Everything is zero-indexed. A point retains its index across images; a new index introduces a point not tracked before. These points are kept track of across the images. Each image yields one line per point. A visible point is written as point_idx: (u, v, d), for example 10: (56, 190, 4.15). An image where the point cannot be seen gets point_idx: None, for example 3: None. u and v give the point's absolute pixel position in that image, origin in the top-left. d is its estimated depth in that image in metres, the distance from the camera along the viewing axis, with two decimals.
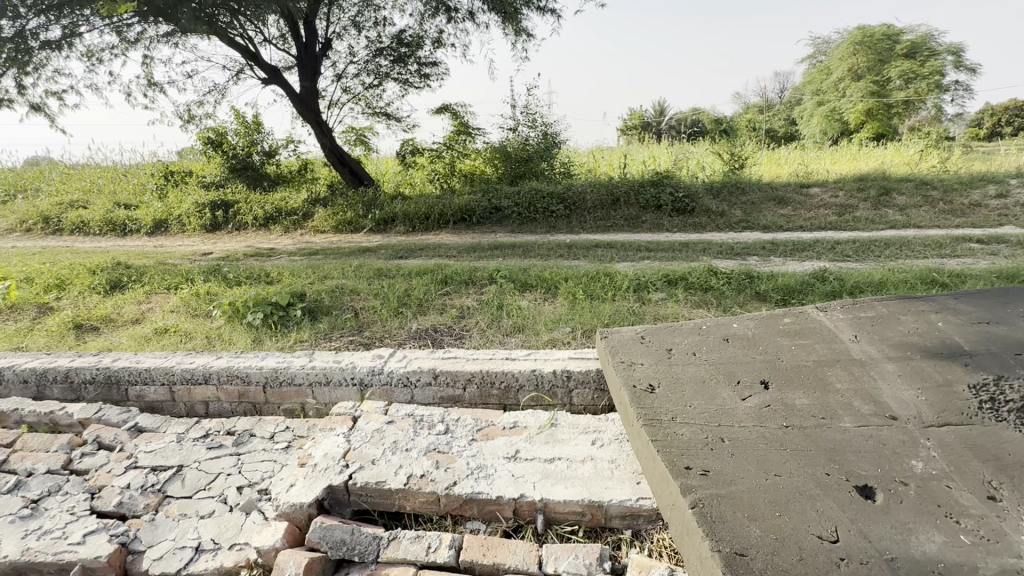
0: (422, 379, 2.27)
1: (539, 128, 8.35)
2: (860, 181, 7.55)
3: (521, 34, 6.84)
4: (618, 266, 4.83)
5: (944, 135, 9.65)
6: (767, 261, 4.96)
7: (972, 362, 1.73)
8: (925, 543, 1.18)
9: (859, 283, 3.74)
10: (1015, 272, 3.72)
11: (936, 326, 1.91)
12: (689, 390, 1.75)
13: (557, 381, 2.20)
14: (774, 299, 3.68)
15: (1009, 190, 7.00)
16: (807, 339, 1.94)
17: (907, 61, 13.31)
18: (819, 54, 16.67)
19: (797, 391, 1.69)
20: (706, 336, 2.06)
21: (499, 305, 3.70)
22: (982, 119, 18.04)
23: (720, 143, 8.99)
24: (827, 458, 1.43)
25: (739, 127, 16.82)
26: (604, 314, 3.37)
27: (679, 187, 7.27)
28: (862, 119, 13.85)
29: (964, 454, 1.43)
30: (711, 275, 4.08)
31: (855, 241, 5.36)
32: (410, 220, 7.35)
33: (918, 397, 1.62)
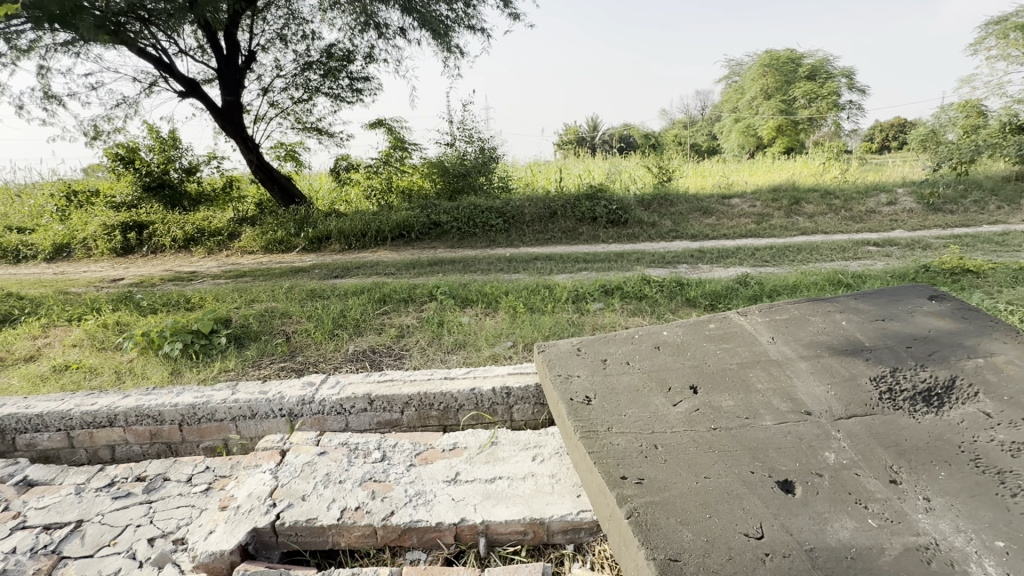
0: (357, 405, 2.18)
1: (476, 143, 8.39)
2: (773, 192, 8.18)
3: (454, 51, 6.90)
4: (557, 277, 4.92)
5: (843, 149, 10.68)
6: (695, 268, 5.24)
7: (872, 356, 1.89)
8: (840, 530, 1.26)
9: (776, 286, 4.03)
10: (906, 271, 4.14)
11: (841, 325, 2.08)
12: (623, 399, 1.79)
13: (497, 398, 2.18)
14: (703, 305, 3.88)
15: (897, 198, 7.84)
16: (730, 343, 2.04)
17: (808, 83, 14.69)
18: (734, 75, 18.06)
19: (722, 393, 1.78)
20: (639, 345, 2.12)
21: (439, 322, 3.64)
22: (874, 134, 20.19)
23: (649, 157, 9.46)
24: (751, 456, 1.51)
25: (666, 142, 17.80)
26: (544, 327, 3.40)
27: (612, 199, 7.54)
28: (774, 134, 15.08)
29: (870, 442, 1.56)
30: (645, 284, 4.24)
31: (772, 248, 5.78)
32: (345, 237, 7.12)
33: (828, 392, 1.75)
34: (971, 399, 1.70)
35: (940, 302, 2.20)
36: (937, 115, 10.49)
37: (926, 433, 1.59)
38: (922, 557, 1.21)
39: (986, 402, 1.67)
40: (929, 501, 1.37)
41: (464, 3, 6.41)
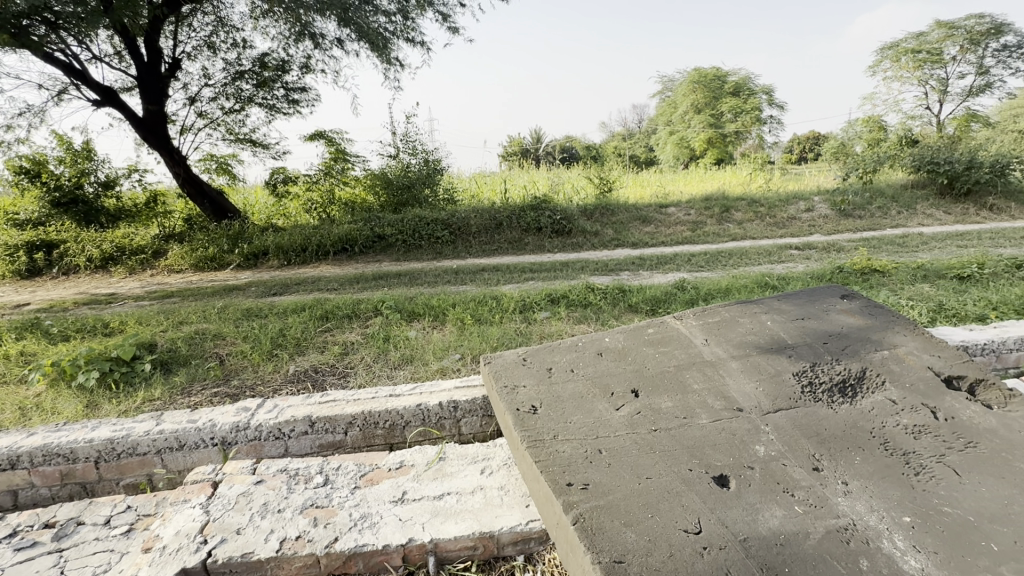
0: (296, 429, 2.09)
1: (420, 155, 8.30)
2: (706, 200, 8.66)
3: (393, 63, 6.85)
4: (504, 288, 4.95)
5: (766, 160, 11.49)
6: (637, 275, 5.43)
7: (794, 353, 2.03)
8: (770, 519, 1.35)
9: (711, 290, 4.25)
10: (823, 272, 4.50)
11: (767, 325, 2.23)
12: (569, 406, 1.82)
13: (444, 413, 2.16)
14: (645, 310, 4.03)
15: (814, 205, 8.52)
16: (668, 347, 2.13)
17: (733, 99, 15.73)
18: (667, 91, 19.05)
19: (661, 396, 1.85)
20: (583, 352, 2.17)
21: (385, 337, 3.56)
22: (793, 146, 21.89)
23: (590, 168, 9.76)
24: (689, 454, 1.58)
25: (606, 154, 18.44)
26: (492, 338, 3.41)
27: (556, 210, 7.71)
28: (705, 146, 15.99)
29: (795, 433, 1.68)
30: (589, 292, 4.35)
31: (706, 254, 6.11)
32: (284, 252, 6.82)
33: (757, 388, 1.87)
34: (879, 389, 1.87)
35: (850, 300, 2.41)
36: (844, 129, 11.54)
37: (843, 422, 1.73)
38: (842, 538, 1.31)
39: (891, 391, 1.86)
40: (847, 484, 1.49)
41: (402, 16, 6.41)
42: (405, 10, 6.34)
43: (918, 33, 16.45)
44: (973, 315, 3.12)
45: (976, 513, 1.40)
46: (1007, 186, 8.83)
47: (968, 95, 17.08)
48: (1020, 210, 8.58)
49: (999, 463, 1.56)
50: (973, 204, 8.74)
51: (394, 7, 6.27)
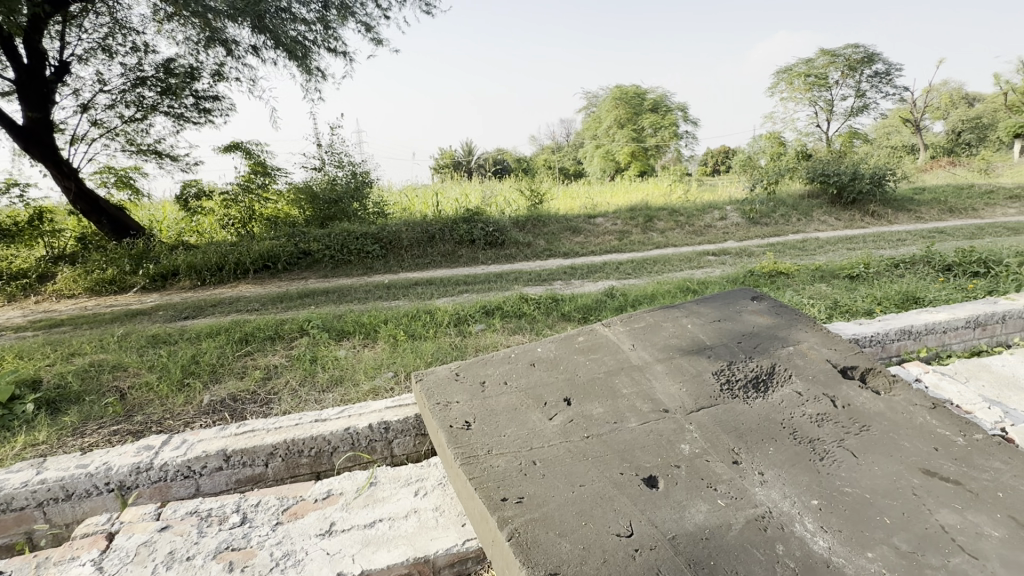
0: (209, 465, 1.92)
1: (347, 168, 8.02)
2: (631, 211, 9.07)
3: (314, 73, 6.61)
4: (438, 302, 4.88)
5: (684, 172, 12.27)
6: (569, 284, 5.57)
7: (713, 353, 2.16)
8: (696, 514, 1.41)
9: (638, 296, 4.44)
10: (737, 276, 4.85)
11: (687, 327, 2.34)
12: (502, 419, 1.81)
13: (375, 435, 2.07)
14: (577, 318, 4.12)
15: (727, 214, 9.19)
16: (597, 354, 2.19)
17: (652, 115, 16.71)
18: (592, 106, 19.89)
19: (592, 402, 1.89)
20: (516, 364, 2.17)
21: (312, 358, 3.37)
22: (707, 160, 23.62)
23: (521, 180, 9.92)
24: (620, 458, 1.62)
25: (537, 167, 18.87)
26: (426, 353, 3.34)
27: (488, 221, 7.74)
28: (629, 159, 16.81)
29: (716, 430, 1.77)
30: (523, 303, 4.39)
31: (633, 262, 6.39)
32: (197, 272, 6.32)
33: (681, 389, 1.95)
34: (786, 382, 2.03)
35: (760, 301, 2.60)
36: (750, 144, 12.60)
37: (757, 416, 1.85)
38: (760, 525, 1.39)
39: (797, 383, 2.02)
40: (763, 474, 1.59)
41: (323, 26, 6.22)
42: (325, 20, 6.16)
43: (807, 59, 18.37)
44: (863, 310, 3.48)
45: (871, 491, 1.55)
46: (884, 195, 10.02)
47: (850, 115, 19.29)
48: (896, 216, 9.78)
49: (887, 443, 1.74)
50: (858, 211, 9.83)
51: (313, 15, 6.06)
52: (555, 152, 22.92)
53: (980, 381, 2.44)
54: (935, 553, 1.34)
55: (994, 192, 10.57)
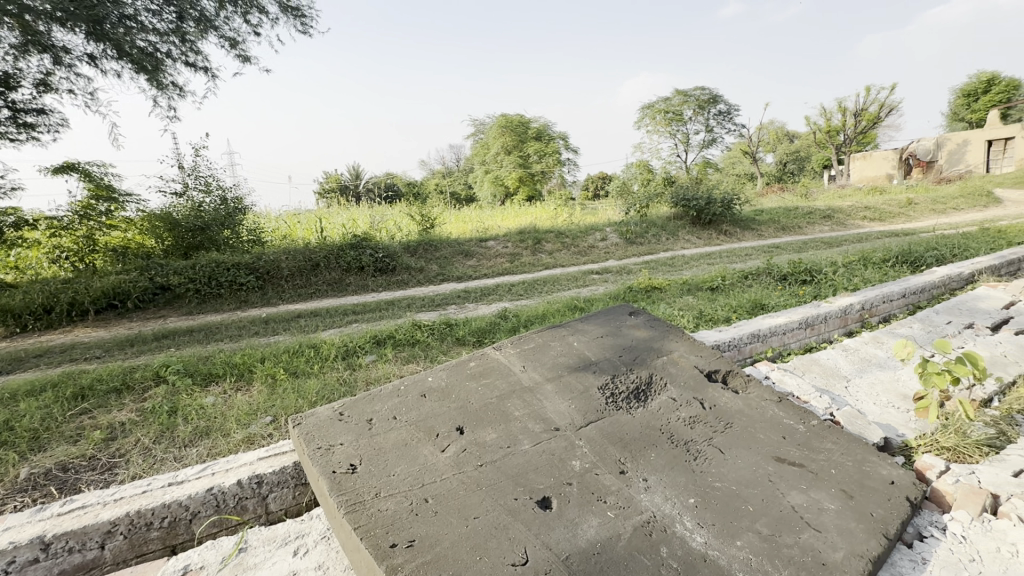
0: (22, 558, 1.56)
1: (216, 192, 7.20)
2: (521, 234, 9.38)
3: (169, 88, 5.96)
4: (323, 335, 4.55)
5: (568, 196, 13.05)
6: (462, 308, 5.55)
7: (597, 368, 2.26)
8: (587, 530, 1.44)
9: (530, 316, 4.56)
10: (618, 292, 5.21)
11: (574, 345, 2.43)
12: (392, 457, 1.72)
13: (245, 492, 1.84)
14: (471, 342, 4.11)
15: (607, 235, 9.92)
16: (489, 378, 2.18)
17: (536, 143, 17.63)
18: (480, 133, 20.45)
19: (485, 428, 1.86)
20: (406, 396, 2.08)
21: (171, 410, 2.92)
22: (588, 185, 25.45)
23: (412, 205, 9.80)
24: (514, 482, 1.61)
25: (428, 192, 18.82)
26: (310, 392, 3.07)
27: (378, 247, 7.48)
28: (517, 184, 17.48)
29: (604, 442, 1.85)
30: (415, 330, 4.28)
31: (524, 283, 6.58)
32: (14, 316, 5.22)
33: (570, 406, 2.01)
34: (662, 390, 2.20)
35: (636, 316, 2.79)
36: (624, 171, 13.82)
37: (639, 424, 1.97)
38: (647, 531, 1.47)
39: (671, 390, 2.19)
40: (647, 480, 1.69)
41: (178, 38, 5.66)
42: (181, 32, 5.62)
43: (665, 98, 20.78)
44: (722, 318, 3.92)
45: (737, 483, 1.72)
46: (733, 216, 11.56)
47: (702, 147, 22.11)
48: (743, 234, 11.31)
49: (747, 437, 1.96)
50: (714, 230, 11.22)
51: (166, 25, 5.50)
52: (445, 176, 23.07)
53: (813, 373, 2.86)
54: (789, 532, 1.52)
55: (813, 213, 12.72)
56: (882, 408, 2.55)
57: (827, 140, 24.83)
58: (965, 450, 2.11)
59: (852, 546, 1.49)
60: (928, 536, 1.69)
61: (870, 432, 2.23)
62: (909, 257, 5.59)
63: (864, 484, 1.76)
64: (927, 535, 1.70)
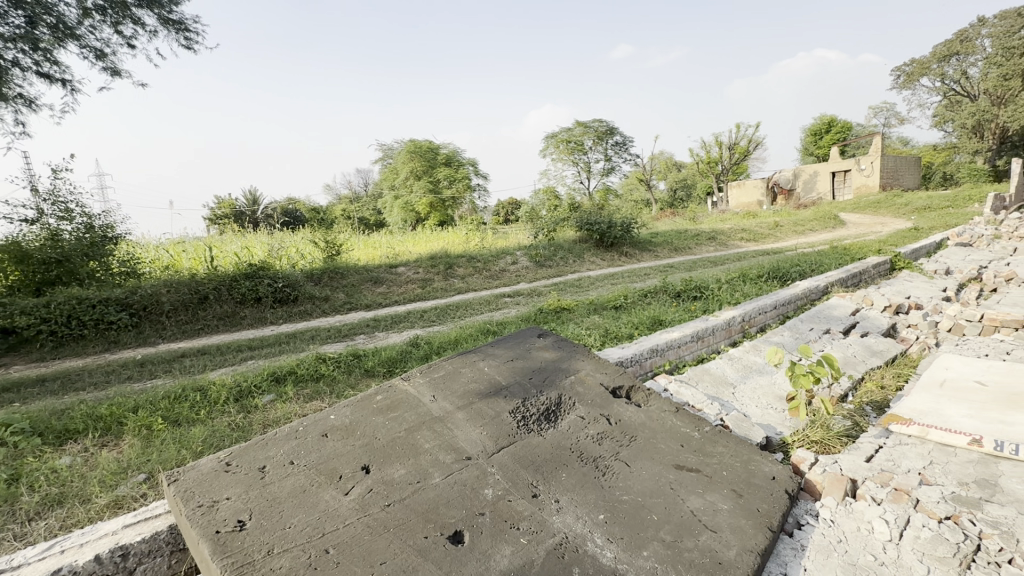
0: None
1: (79, 220, 6.28)
2: (432, 259, 9.28)
3: (17, 99, 5.18)
4: (212, 375, 4.11)
5: (479, 220, 13.21)
6: (372, 338, 5.33)
7: (509, 392, 2.27)
8: (500, 561, 1.42)
9: (442, 343, 4.50)
10: (529, 315, 5.32)
11: (484, 370, 2.42)
12: (288, 507, 1.57)
13: (105, 569, 1.57)
14: (381, 373, 3.94)
15: (518, 259, 10.14)
16: (397, 411, 2.09)
17: (446, 169, 17.71)
18: (388, 157, 20.15)
19: (393, 464, 1.78)
20: (305, 438, 1.93)
21: (13, 478, 2.44)
22: (499, 210, 25.98)
23: (315, 231, 9.31)
24: (424, 520, 1.55)
25: (334, 218, 18.04)
26: (193, 441, 2.73)
27: (277, 276, 6.98)
28: (428, 210, 17.35)
29: (516, 467, 1.84)
30: (319, 364, 4.02)
31: (437, 308, 6.50)
32: None
33: (481, 432, 1.99)
34: (571, 409, 2.26)
35: (545, 337, 2.86)
36: (532, 197, 14.32)
37: (550, 446, 1.99)
38: (559, 554, 1.48)
39: (580, 409, 2.26)
40: (558, 501, 1.71)
41: (29, 45, 4.98)
42: (32, 39, 4.94)
43: (568, 128, 22.01)
44: (625, 335, 4.15)
45: (641, 494, 1.79)
46: (633, 239, 12.41)
47: (603, 175, 23.61)
48: (641, 255, 12.18)
49: (650, 448, 2.06)
50: (616, 252, 11.95)
51: (13, 30, 4.81)
52: (353, 201, 22.30)
53: (704, 382, 3.10)
54: (689, 537, 1.61)
55: (699, 235, 14.06)
56: (763, 410, 2.82)
57: (708, 170, 27.75)
58: (830, 442, 2.39)
59: (743, 542, 1.61)
60: (805, 524, 1.88)
61: (753, 433, 2.45)
62: (778, 273, 6.36)
63: (750, 482, 1.92)
64: (804, 522, 1.88)
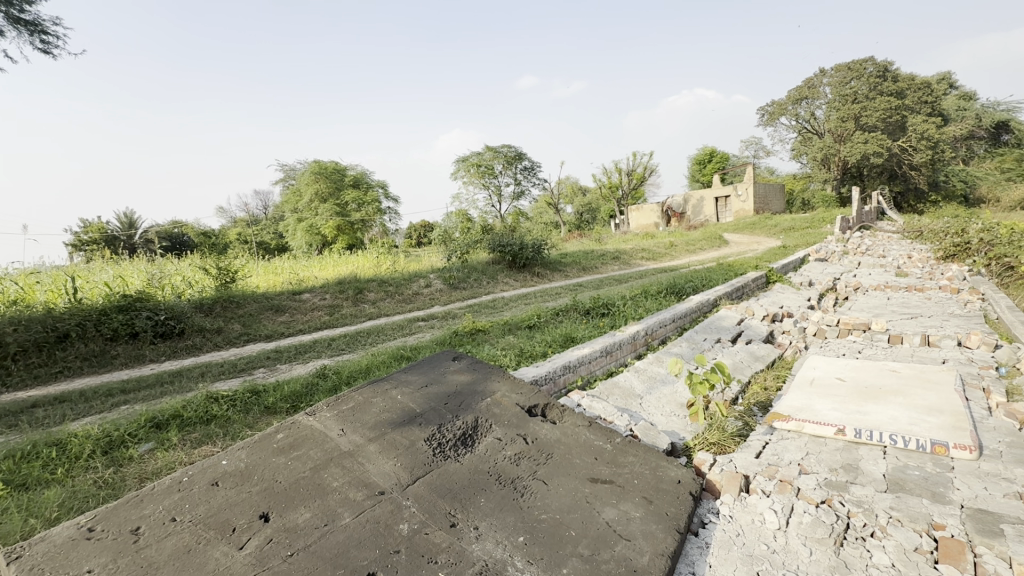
0: None
1: None
2: (340, 283, 8.85)
3: None
4: (73, 426, 3.52)
5: (391, 243, 12.89)
6: (273, 371, 4.93)
7: (423, 419, 2.19)
8: None
9: (352, 372, 4.27)
10: (444, 338, 5.25)
11: (396, 399, 2.33)
12: (169, 572, 1.38)
13: None
14: (284, 409, 3.64)
15: (431, 282, 10.01)
16: (301, 450, 1.93)
17: (354, 192, 17.14)
18: (290, 178, 19.11)
19: (296, 509, 1.63)
20: (190, 490, 1.71)
21: None
22: (411, 233, 25.60)
23: (205, 257, 8.49)
24: (332, 565, 1.43)
25: (229, 243, 16.60)
26: (46, 507, 2.30)
27: (158, 307, 6.25)
28: (335, 233, 16.55)
29: (433, 497, 1.78)
30: (211, 403, 3.62)
31: (346, 336, 6.20)
32: None
33: (395, 464, 1.89)
34: (488, 431, 2.24)
35: (460, 360, 2.83)
36: (444, 220, 14.30)
37: (467, 471, 1.95)
38: None
39: (496, 431, 2.25)
40: (478, 528, 1.67)
41: None
42: None
43: (478, 152, 22.42)
44: (539, 354, 4.23)
45: (560, 511, 1.81)
46: (543, 260, 12.81)
47: (514, 198, 24.26)
48: (552, 275, 12.60)
49: (566, 464, 2.10)
50: (528, 273, 12.24)
51: None
52: (251, 225, 20.71)
53: (615, 395, 3.25)
54: (606, 548, 1.65)
55: (605, 255, 14.88)
56: (667, 417, 3.01)
57: (610, 195, 29.63)
58: (726, 442, 2.60)
59: (655, 547, 1.68)
60: (708, 522, 2.01)
61: (660, 440, 2.59)
62: (674, 289, 6.90)
63: (659, 487, 2.02)
64: (707, 521, 2.02)
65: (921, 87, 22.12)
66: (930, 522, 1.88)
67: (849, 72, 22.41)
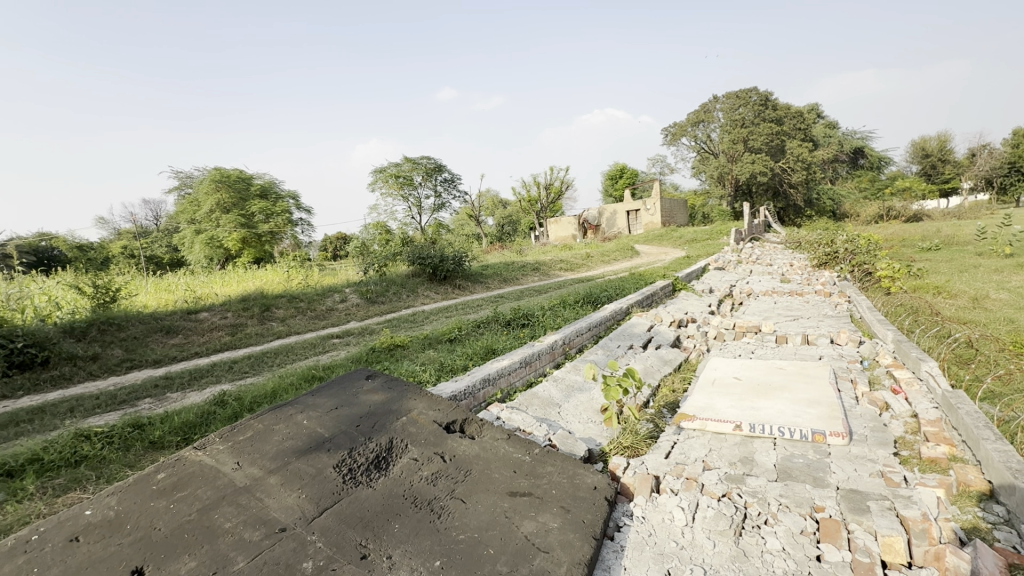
0: None
1: None
2: (243, 300, 8.19)
3: None
4: None
5: (302, 257, 12.17)
6: (162, 401, 4.40)
7: (332, 445, 2.05)
8: None
9: (256, 396, 3.93)
10: (360, 355, 5.01)
11: (302, 424, 2.17)
12: None
13: None
14: (173, 443, 3.26)
15: (346, 296, 9.58)
16: (187, 489, 1.72)
17: (261, 202, 16.04)
18: (186, 186, 17.46)
19: (178, 560, 1.45)
20: (41, 550, 1.46)
21: None
22: (326, 246, 24.39)
23: (79, 273, 7.47)
24: None
25: (111, 257, 14.75)
26: None
27: (14, 333, 5.36)
28: (240, 246, 15.04)
29: (341, 527, 1.66)
30: (79, 442, 3.14)
31: (250, 357, 5.73)
32: None
33: (299, 496, 1.75)
34: (403, 452, 2.15)
35: (374, 378, 2.70)
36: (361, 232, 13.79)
37: (380, 497, 1.85)
38: None
39: (412, 451, 2.16)
40: (390, 557, 1.58)
41: None
42: None
43: (396, 163, 22.00)
44: (459, 367, 4.17)
45: (477, 529, 1.77)
46: (465, 272, 12.75)
47: (434, 210, 24.06)
48: (473, 287, 12.58)
49: (485, 480, 2.07)
50: (450, 285, 12.13)
51: None
52: (138, 238, 18.57)
53: (534, 405, 3.27)
54: (525, 563, 1.64)
55: (525, 267, 15.14)
56: (584, 424, 3.09)
57: (530, 208, 30.32)
58: (639, 445, 2.71)
59: (572, 556, 1.69)
60: (623, 525, 2.06)
61: (577, 448, 2.64)
62: (590, 299, 7.17)
63: (576, 496, 2.05)
64: (622, 524, 2.07)
65: (796, 116, 25.12)
66: (813, 505, 2.08)
67: (737, 100, 24.86)
